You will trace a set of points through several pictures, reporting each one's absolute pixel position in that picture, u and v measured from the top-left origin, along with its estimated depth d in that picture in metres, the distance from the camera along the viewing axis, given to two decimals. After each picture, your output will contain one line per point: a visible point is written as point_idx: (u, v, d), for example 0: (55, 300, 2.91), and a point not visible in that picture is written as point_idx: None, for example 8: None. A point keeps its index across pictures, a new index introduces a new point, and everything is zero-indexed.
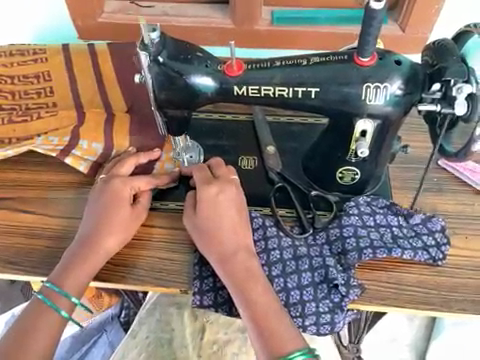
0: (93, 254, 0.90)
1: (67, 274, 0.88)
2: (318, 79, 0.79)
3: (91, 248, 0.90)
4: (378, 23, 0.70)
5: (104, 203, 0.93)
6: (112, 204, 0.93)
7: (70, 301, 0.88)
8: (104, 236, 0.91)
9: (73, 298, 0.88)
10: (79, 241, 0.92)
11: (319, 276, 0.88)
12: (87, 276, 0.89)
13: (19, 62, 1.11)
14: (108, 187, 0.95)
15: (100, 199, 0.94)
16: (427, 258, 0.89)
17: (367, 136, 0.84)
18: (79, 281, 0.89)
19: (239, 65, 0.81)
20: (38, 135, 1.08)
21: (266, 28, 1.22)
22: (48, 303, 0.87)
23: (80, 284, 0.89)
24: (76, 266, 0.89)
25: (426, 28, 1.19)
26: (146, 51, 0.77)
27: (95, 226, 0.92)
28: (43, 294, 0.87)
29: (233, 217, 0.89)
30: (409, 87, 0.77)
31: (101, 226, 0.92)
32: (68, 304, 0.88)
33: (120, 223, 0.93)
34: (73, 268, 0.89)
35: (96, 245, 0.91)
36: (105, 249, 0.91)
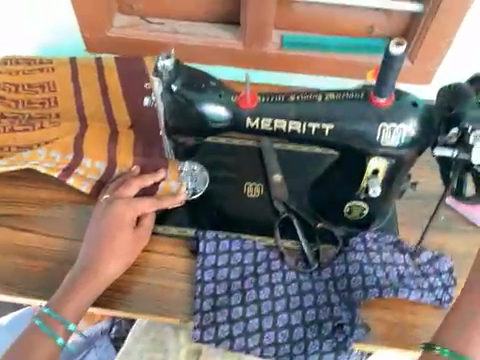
0: (93, 281, 0.88)
1: (66, 300, 0.87)
2: (333, 116, 0.79)
3: (92, 273, 0.89)
4: (397, 65, 0.69)
5: (107, 227, 0.92)
6: (114, 229, 0.91)
7: (66, 328, 0.88)
8: (104, 263, 0.89)
9: (70, 325, 0.88)
10: (80, 266, 0.90)
11: (324, 314, 0.86)
12: (88, 302, 0.88)
13: (25, 70, 1.16)
14: (110, 211, 0.93)
15: (103, 223, 0.92)
16: (433, 300, 0.88)
17: (379, 175, 0.84)
18: (79, 307, 0.88)
19: (253, 97, 0.80)
20: (40, 150, 1.05)
21: (276, 52, 1.21)
22: (45, 329, 0.87)
23: (80, 310, 0.88)
24: (77, 292, 0.87)
25: (435, 61, 1.19)
26: (159, 78, 0.78)
27: (96, 251, 0.90)
28: (40, 319, 0.88)
29: None
30: (424, 129, 0.76)
31: (102, 252, 0.90)
32: (63, 331, 0.88)
33: (122, 248, 0.91)
34: (72, 295, 0.87)
35: (97, 271, 0.89)
36: (106, 275, 0.89)
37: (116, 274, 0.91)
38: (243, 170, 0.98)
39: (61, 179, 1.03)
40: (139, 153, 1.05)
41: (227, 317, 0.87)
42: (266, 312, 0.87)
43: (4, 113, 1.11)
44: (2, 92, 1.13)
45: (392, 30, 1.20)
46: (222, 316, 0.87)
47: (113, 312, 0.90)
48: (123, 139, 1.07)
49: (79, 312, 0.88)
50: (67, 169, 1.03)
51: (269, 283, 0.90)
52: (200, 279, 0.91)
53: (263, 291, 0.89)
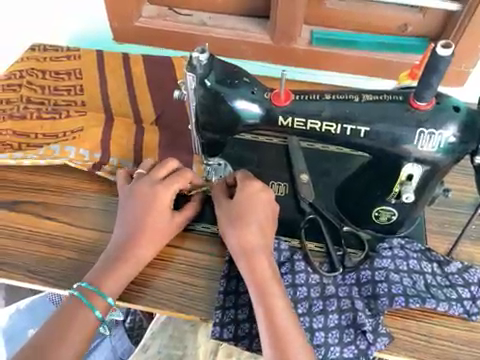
0: (129, 260, 0.88)
1: (104, 276, 0.86)
2: (370, 118, 0.76)
3: (128, 253, 0.88)
4: (443, 68, 0.66)
5: (144, 207, 0.91)
6: (148, 209, 0.91)
7: (106, 303, 0.85)
8: (140, 239, 0.89)
9: (109, 300, 0.86)
10: (115, 245, 0.90)
11: (347, 320, 0.84)
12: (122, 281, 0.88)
13: (51, 58, 1.18)
14: (141, 188, 0.92)
15: (140, 203, 0.91)
16: (461, 312, 0.85)
17: (413, 181, 0.81)
18: (118, 283, 0.87)
19: (287, 94, 0.78)
20: (69, 146, 1.04)
21: (304, 48, 1.18)
22: (84, 302, 0.85)
23: (120, 286, 0.87)
24: (112, 271, 0.87)
25: (470, 62, 1.14)
26: (192, 72, 0.76)
27: (134, 231, 0.90)
28: (79, 292, 0.86)
29: (267, 223, 0.88)
30: (464, 135, 0.73)
31: (137, 232, 0.90)
32: (103, 305, 0.85)
33: (157, 230, 0.91)
34: (106, 274, 0.86)
35: (131, 250, 0.89)
36: (142, 252, 0.89)
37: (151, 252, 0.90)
38: (269, 171, 0.97)
39: (91, 171, 1.02)
40: (163, 147, 1.06)
41: (247, 315, 0.87)
42: None
43: (30, 98, 1.12)
44: (30, 77, 1.14)
45: (427, 29, 1.16)
46: (243, 314, 0.87)
47: (132, 305, 0.89)
48: (148, 138, 1.07)
49: (118, 289, 0.87)
50: (95, 166, 1.02)
51: (292, 285, 0.88)
52: (225, 274, 0.90)
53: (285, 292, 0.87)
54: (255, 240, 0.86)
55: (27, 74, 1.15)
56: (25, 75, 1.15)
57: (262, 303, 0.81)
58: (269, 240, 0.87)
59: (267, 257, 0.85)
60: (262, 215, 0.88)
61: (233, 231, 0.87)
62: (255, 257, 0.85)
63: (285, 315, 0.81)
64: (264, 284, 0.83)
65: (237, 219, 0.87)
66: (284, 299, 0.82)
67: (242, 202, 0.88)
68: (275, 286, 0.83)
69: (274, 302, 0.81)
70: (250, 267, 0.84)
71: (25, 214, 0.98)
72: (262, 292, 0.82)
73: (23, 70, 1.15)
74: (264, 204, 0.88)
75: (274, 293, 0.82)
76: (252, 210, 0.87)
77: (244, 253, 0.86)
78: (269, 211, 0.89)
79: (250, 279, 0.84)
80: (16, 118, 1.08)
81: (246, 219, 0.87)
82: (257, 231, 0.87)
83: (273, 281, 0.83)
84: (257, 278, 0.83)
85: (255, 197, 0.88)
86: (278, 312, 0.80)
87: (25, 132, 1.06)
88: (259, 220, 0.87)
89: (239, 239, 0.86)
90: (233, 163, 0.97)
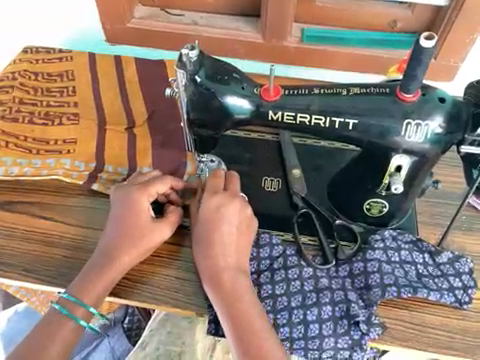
0: (112, 267, 0.87)
1: (86, 285, 0.85)
2: (358, 111, 0.77)
3: (111, 260, 0.88)
4: (427, 59, 0.67)
5: (125, 212, 0.91)
6: (129, 215, 0.91)
7: (88, 312, 0.86)
8: (123, 249, 0.88)
9: (91, 309, 0.86)
10: (100, 252, 0.89)
11: (340, 311, 0.86)
12: (105, 288, 0.87)
13: (44, 60, 1.19)
14: (129, 197, 0.92)
15: (122, 209, 0.91)
16: (452, 301, 0.87)
17: (402, 172, 0.82)
18: (98, 292, 0.86)
19: (276, 90, 0.79)
20: (65, 159, 1.04)
21: (295, 45, 1.19)
22: (64, 313, 0.85)
23: (101, 295, 0.86)
24: (95, 278, 0.86)
25: (458, 57, 1.16)
26: (183, 68, 0.77)
27: (117, 236, 0.89)
28: (60, 305, 0.85)
29: (234, 234, 0.88)
30: (450, 126, 0.75)
31: (121, 238, 0.89)
32: (85, 314, 0.86)
33: (141, 233, 0.90)
34: (88, 282, 0.86)
35: (115, 256, 0.88)
36: (124, 260, 0.88)
37: (134, 261, 0.89)
38: (260, 167, 0.99)
39: (86, 186, 1.02)
40: (156, 146, 1.07)
41: None
42: (281, 307, 0.86)
43: (23, 99, 1.12)
44: (22, 79, 1.15)
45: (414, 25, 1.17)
46: None
47: (128, 301, 0.90)
48: (141, 140, 1.08)
49: (100, 296, 0.86)
50: (90, 179, 1.02)
51: (286, 279, 0.88)
52: None
53: (278, 286, 0.88)
54: (224, 256, 0.86)
55: (20, 75, 1.15)
56: (18, 76, 1.15)
57: (233, 320, 0.82)
58: (239, 256, 0.87)
59: (235, 273, 0.85)
60: (231, 230, 0.88)
61: (202, 251, 0.87)
62: (224, 275, 0.85)
63: (257, 331, 0.81)
64: (235, 301, 0.83)
65: (204, 238, 0.87)
66: (253, 311, 0.82)
67: (209, 219, 0.88)
68: (244, 301, 0.83)
69: (245, 318, 0.82)
70: (219, 287, 0.84)
71: (20, 214, 0.99)
72: (229, 307, 0.83)
73: (16, 72, 1.16)
74: (230, 214, 0.88)
75: (245, 309, 0.82)
76: (217, 224, 0.88)
77: (212, 273, 0.86)
78: (239, 224, 0.89)
79: (220, 299, 0.84)
80: (8, 120, 1.08)
81: (211, 237, 0.87)
82: (225, 247, 0.87)
83: (242, 296, 0.83)
84: (226, 297, 0.84)
85: (222, 211, 0.88)
86: (249, 327, 0.81)
87: (16, 134, 1.07)
88: (224, 232, 0.87)
89: (207, 258, 0.86)
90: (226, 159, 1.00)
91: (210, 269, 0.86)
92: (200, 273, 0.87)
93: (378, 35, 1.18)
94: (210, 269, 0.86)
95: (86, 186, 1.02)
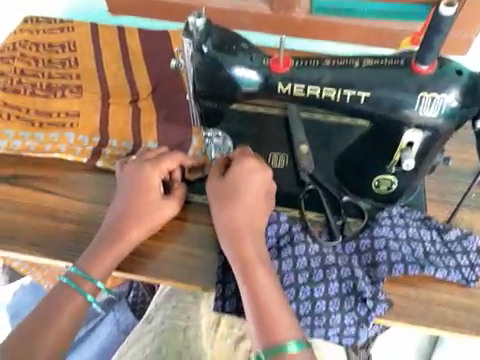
0: (119, 243, 0.87)
1: (95, 258, 0.86)
2: (370, 84, 0.75)
3: (117, 236, 0.87)
4: (447, 28, 0.65)
5: (133, 188, 0.90)
6: (137, 190, 0.90)
7: (95, 286, 0.86)
8: (131, 223, 0.88)
9: (98, 283, 0.86)
10: (107, 227, 0.89)
11: (347, 288, 0.85)
12: (112, 264, 0.87)
13: (45, 30, 1.16)
14: (140, 170, 0.91)
15: (130, 185, 0.90)
16: (460, 278, 0.86)
17: (414, 148, 0.80)
18: (105, 268, 0.86)
19: (286, 60, 0.77)
20: (68, 133, 1.02)
21: (303, 16, 1.15)
22: (72, 286, 0.85)
23: (108, 270, 0.86)
24: (103, 253, 0.86)
25: (472, 29, 1.11)
26: (189, 38, 0.74)
27: (124, 212, 0.89)
28: (68, 278, 0.86)
29: (257, 200, 0.87)
30: (466, 100, 0.72)
31: (128, 214, 0.88)
32: (92, 288, 0.86)
33: (149, 210, 0.89)
34: (96, 258, 0.86)
35: (122, 232, 0.88)
36: (131, 237, 0.88)
37: (142, 235, 0.89)
38: (265, 143, 0.94)
39: (90, 163, 1.00)
40: (161, 120, 1.05)
41: None
42: (288, 284, 0.86)
43: (24, 70, 1.10)
44: (23, 50, 1.12)
45: None
46: None
47: (133, 276, 0.90)
48: (145, 114, 1.05)
49: (107, 272, 0.87)
50: (94, 153, 1.01)
51: (292, 256, 0.88)
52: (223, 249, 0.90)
53: (284, 263, 0.87)
54: (246, 220, 0.86)
55: (21, 47, 1.13)
56: (18, 47, 1.12)
57: (247, 283, 0.82)
58: (258, 221, 0.87)
59: (256, 238, 0.85)
60: (251, 195, 0.87)
61: (223, 212, 0.87)
62: (244, 238, 0.85)
63: (270, 296, 0.81)
64: (252, 264, 0.83)
65: (225, 200, 0.87)
66: (269, 277, 0.82)
67: (229, 183, 0.87)
68: (262, 267, 0.83)
69: (261, 279, 0.82)
70: (238, 249, 0.84)
71: (24, 188, 0.98)
72: (246, 269, 0.83)
73: (16, 43, 1.13)
74: (256, 181, 0.87)
75: (260, 273, 0.82)
76: (242, 188, 0.87)
77: (232, 234, 0.85)
78: (260, 190, 0.88)
79: (237, 262, 0.84)
80: (10, 92, 1.06)
81: (235, 200, 0.87)
82: (247, 211, 0.86)
83: (260, 260, 0.84)
84: (243, 259, 0.83)
85: (243, 176, 0.87)
86: (262, 292, 0.81)
87: (18, 106, 1.05)
88: (248, 197, 0.87)
89: (227, 219, 0.86)
90: (232, 137, 0.93)
91: (230, 232, 0.85)
92: (219, 233, 0.87)
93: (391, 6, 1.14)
94: (231, 231, 0.85)
95: (90, 163, 1.00)
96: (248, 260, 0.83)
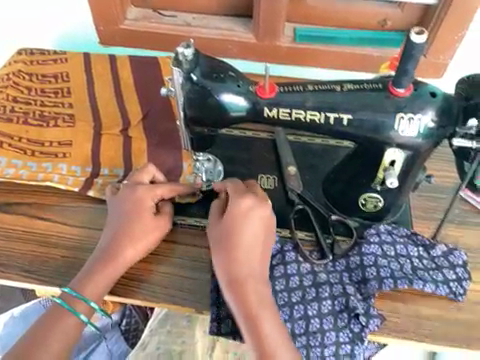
0: (112, 265, 0.88)
1: (86, 281, 0.87)
2: (352, 107, 0.79)
3: (111, 259, 0.88)
4: (418, 54, 0.69)
5: (126, 211, 0.92)
6: (130, 212, 0.91)
7: (90, 307, 0.86)
8: (125, 245, 0.89)
9: (92, 303, 0.86)
10: (102, 249, 0.90)
11: (340, 305, 0.87)
12: (106, 286, 0.88)
13: (39, 62, 1.19)
14: (132, 201, 0.92)
15: (123, 208, 0.92)
16: (447, 292, 0.88)
17: (396, 166, 0.84)
18: (97, 290, 0.87)
19: (272, 87, 0.81)
20: (61, 164, 1.04)
21: (287, 45, 1.20)
22: (65, 307, 0.86)
23: (99, 293, 0.87)
24: (97, 275, 0.87)
25: (448, 54, 1.16)
26: (178, 67, 0.78)
27: (116, 234, 0.90)
28: (62, 299, 0.86)
29: (257, 238, 0.87)
30: (442, 119, 0.77)
31: (122, 237, 0.90)
32: (86, 309, 0.86)
33: (143, 231, 0.91)
34: (89, 280, 0.87)
35: (115, 254, 0.89)
36: (126, 257, 0.89)
37: (136, 257, 0.90)
38: (253, 165, 0.99)
39: (82, 192, 1.01)
40: (151, 146, 1.07)
41: None
42: (282, 303, 0.87)
43: (17, 98, 1.12)
44: (16, 79, 1.15)
45: (405, 24, 1.19)
46: None
47: (127, 299, 0.91)
48: (136, 141, 1.08)
49: (100, 294, 0.87)
50: (86, 183, 1.02)
51: (285, 275, 0.89)
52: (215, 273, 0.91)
53: (278, 283, 0.89)
54: (248, 260, 0.85)
55: (14, 76, 1.16)
56: (12, 77, 1.15)
57: (252, 331, 0.81)
58: (261, 264, 0.86)
59: (257, 280, 0.84)
60: (256, 236, 0.86)
61: (223, 256, 0.85)
62: (246, 281, 0.84)
63: (277, 341, 0.81)
64: (255, 307, 0.82)
65: (226, 242, 0.86)
66: (274, 323, 0.82)
67: (235, 223, 0.87)
68: (265, 312, 0.82)
69: (266, 327, 0.81)
70: (240, 294, 0.83)
71: (18, 215, 0.99)
72: (250, 317, 0.82)
73: (10, 73, 1.16)
74: (257, 220, 0.87)
75: (268, 320, 0.82)
76: (243, 229, 0.86)
77: (235, 279, 0.84)
78: (262, 227, 0.87)
79: (240, 309, 0.82)
80: (3, 120, 1.09)
81: (236, 242, 0.86)
82: (248, 250, 0.85)
83: (264, 307, 0.82)
84: (246, 303, 0.82)
85: (256, 216, 0.87)
86: (268, 337, 0.80)
87: (10, 134, 1.07)
88: (250, 236, 0.86)
89: (228, 264, 0.85)
90: (222, 160, 0.99)
91: (232, 277, 0.84)
92: (221, 276, 0.85)
93: (369, 34, 1.20)
94: (233, 275, 0.84)
95: (81, 191, 1.01)
96: (249, 303, 0.82)
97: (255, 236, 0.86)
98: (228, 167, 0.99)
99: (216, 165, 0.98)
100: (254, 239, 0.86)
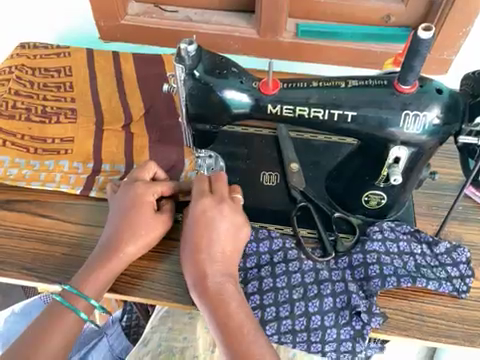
0: (112, 261, 0.87)
1: (87, 277, 0.86)
2: (356, 103, 0.78)
3: (111, 255, 0.87)
4: (425, 50, 0.68)
5: (127, 207, 0.91)
6: (130, 208, 0.90)
7: (89, 304, 0.86)
8: (125, 239, 0.88)
9: (92, 301, 0.86)
10: (103, 245, 0.89)
11: (341, 303, 0.86)
12: (106, 282, 0.87)
13: (42, 56, 1.18)
14: (130, 196, 0.91)
15: (123, 203, 0.91)
16: (451, 289, 0.88)
17: (400, 163, 0.83)
18: (97, 287, 0.86)
19: (275, 83, 0.80)
20: (63, 160, 1.04)
21: (290, 40, 1.19)
22: (65, 304, 0.85)
23: (100, 289, 0.87)
24: (96, 271, 0.86)
25: (452, 50, 1.15)
26: (181, 64, 0.77)
27: (117, 230, 0.89)
28: (61, 296, 0.86)
29: (224, 235, 0.86)
30: (447, 116, 0.76)
31: (122, 232, 0.89)
32: (85, 306, 0.86)
33: (142, 227, 0.89)
34: (89, 277, 0.86)
35: (114, 250, 0.88)
36: (126, 253, 0.88)
37: (137, 251, 0.89)
38: (255, 160, 0.99)
39: (84, 193, 1.00)
40: (153, 142, 1.07)
41: None
42: (283, 300, 0.87)
43: (19, 91, 1.11)
44: (19, 73, 1.14)
45: (409, 19, 1.18)
46: None
47: (127, 297, 0.90)
48: (138, 138, 1.07)
49: (100, 290, 0.87)
50: (88, 182, 1.01)
51: (286, 272, 0.89)
52: None
53: (279, 280, 0.88)
54: (213, 255, 0.85)
55: (17, 70, 1.14)
56: (15, 70, 1.14)
57: (219, 325, 0.81)
58: (229, 259, 0.86)
59: (223, 275, 0.84)
60: (222, 233, 0.86)
61: (188, 253, 0.86)
62: (209, 277, 0.84)
63: (247, 334, 0.80)
64: (223, 303, 0.82)
65: (192, 238, 0.86)
66: (242, 316, 0.81)
67: (199, 220, 0.87)
68: (231, 305, 0.82)
69: (233, 321, 0.81)
70: (204, 290, 0.83)
71: (18, 212, 0.99)
72: (216, 313, 0.82)
73: (13, 66, 1.15)
74: (222, 216, 0.87)
75: (234, 312, 0.81)
76: (206, 225, 0.86)
77: (199, 275, 0.84)
78: (231, 223, 0.87)
79: (205, 306, 0.83)
80: (5, 116, 1.07)
81: (199, 238, 0.86)
82: (213, 246, 0.85)
83: (229, 301, 0.82)
84: (212, 301, 0.82)
85: (214, 213, 0.87)
86: (236, 330, 0.80)
87: (13, 132, 1.06)
88: (214, 231, 0.86)
89: (192, 261, 0.85)
90: (224, 157, 0.99)
91: (196, 273, 0.85)
92: (186, 275, 0.86)
93: (372, 30, 1.19)
94: (198, 272, 0.84)
95: (83, 193, 1.00)
96: (212, 298, 0.82)
97: (220, 232, 0.86)
98: (230, 164, 0.99)
99: (219, 163, 0.98)
100: (219, 235, 0.86)
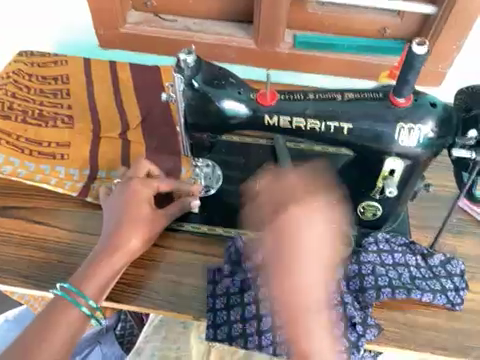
0: (115, 256, 0.88)
1: (90, 274, 0.86)
2: (352, 116, 0.79)
3: (113, 250, 0.88)
4: (419, 64, 0.70)
5: (126, 202, 0.92)
6: (130, 204, 0.92)
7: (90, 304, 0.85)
8: (127, 234, 0.89)
9: (92, 301, 0.85)
10: (104, 240, 0.90)
11: (337, 314, 0.86)
12: (108, 277, 0.87)
13: (40, 64, 1.18)
14: (132, 194, 0.93)
15: (123, 200, 0.93)
16: (445, 302, 0.88)
17: (395, 175, 0.85)
18: (101, 283, 0.86)
19: (272, 94, 0.81)
20: (59, 166, 1.03)
21: (287, 51, 1.20)
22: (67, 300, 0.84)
23: (103, 286, 0.86)
24: (99, 266, 0.86)
25: (447, 63, 1.17)
26: (180, 74, 0.78)
27: (118, 226, 0.90)
28: (64, 292, 0.85)
29: (305, 241, 0.82)
30: (442, 130, 0.77)
31: (123, 227, 0.90)
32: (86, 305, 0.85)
33: (143, 221, 0.91)
34: (91, 272, 0.86)
35: (117, 245, 0.88)
36: (129, 247, 0.89)
37: (141, 243, 0.91)
38: (252, 169, 0.99)
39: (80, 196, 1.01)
40: (149, 149, 1.07)
41: (240, 315, 0.88)
42: None
43: (15, 94, 1.12)
44: (16, 77, 1.15)
45: (406, 32, 1.19)
46: (235, 315, 0.89)
47: (123, 305, 0.90)
48: (135, 145, 1.07)
49: (103, 287, 0.86)
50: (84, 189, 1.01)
51: None
52: (212, 279, 0.92)
53: None
54: (302, 265, 0.81)
55: (14, 74, 1.15)
56: (12, 75, 1.15)
57: (297, 335, 0.81)
58: (280, 266, 0.82)
59: (313, 285, 0.81)
60: (311, 239, 0.83)
61: (280, 263, 0.82)
62: (297, 287, 0.81)
63: (319, 338, 0.81)
64: (305, 313, 0.81)
65: (285, 245, 0.83)
66: (325, 320, 0.82)
67: (303, 227, 0.83)
68: (319, 316, 0.81)
69: (302, 328, 0.80)
70: (288, 299, 0.81)
71: (13, 219, 0.99)
72: (293, 323, 0.81)
73: (10, 72, 1.15)
74: (312, 222, 0.83)
75: (314, 322, 0.81)
76: (302, 233, 0.82)
77: (280, 283, 0.82)
78: (306, 227, 0.83)
79: (287, 316, 0.81)
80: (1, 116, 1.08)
81: (298, 246, 0.82)
82: (301, 254, 0.82)
83: (316, 311, 0.81)
84: (289, 313, 0.81)
85: (302, 220, 0.83)
86: (309, 336, 0.80)
87: (8, 132, 1.06)
88: (310, 239, 0.82)
89: (284, 270, 0.82)
90: (220, 165, 0.98)
91: (281, 280, 0.82)
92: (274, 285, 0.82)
93: (369, 42, 1.20)
94: (283, 280, 0.81)
95: (79, 196, 1.01)
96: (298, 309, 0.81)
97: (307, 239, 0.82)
98: (225, 173, 0.98)
99: (216, 172, 0.98)
100: (301, 244, 0.82)
